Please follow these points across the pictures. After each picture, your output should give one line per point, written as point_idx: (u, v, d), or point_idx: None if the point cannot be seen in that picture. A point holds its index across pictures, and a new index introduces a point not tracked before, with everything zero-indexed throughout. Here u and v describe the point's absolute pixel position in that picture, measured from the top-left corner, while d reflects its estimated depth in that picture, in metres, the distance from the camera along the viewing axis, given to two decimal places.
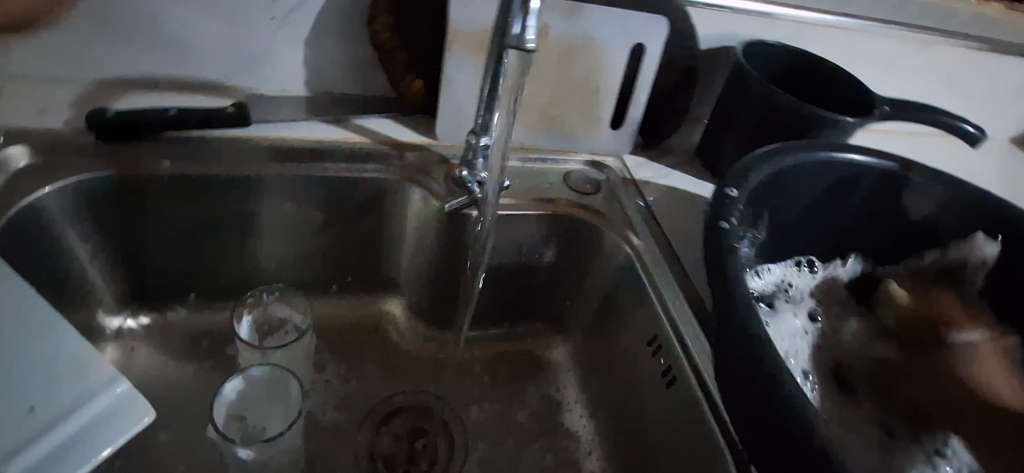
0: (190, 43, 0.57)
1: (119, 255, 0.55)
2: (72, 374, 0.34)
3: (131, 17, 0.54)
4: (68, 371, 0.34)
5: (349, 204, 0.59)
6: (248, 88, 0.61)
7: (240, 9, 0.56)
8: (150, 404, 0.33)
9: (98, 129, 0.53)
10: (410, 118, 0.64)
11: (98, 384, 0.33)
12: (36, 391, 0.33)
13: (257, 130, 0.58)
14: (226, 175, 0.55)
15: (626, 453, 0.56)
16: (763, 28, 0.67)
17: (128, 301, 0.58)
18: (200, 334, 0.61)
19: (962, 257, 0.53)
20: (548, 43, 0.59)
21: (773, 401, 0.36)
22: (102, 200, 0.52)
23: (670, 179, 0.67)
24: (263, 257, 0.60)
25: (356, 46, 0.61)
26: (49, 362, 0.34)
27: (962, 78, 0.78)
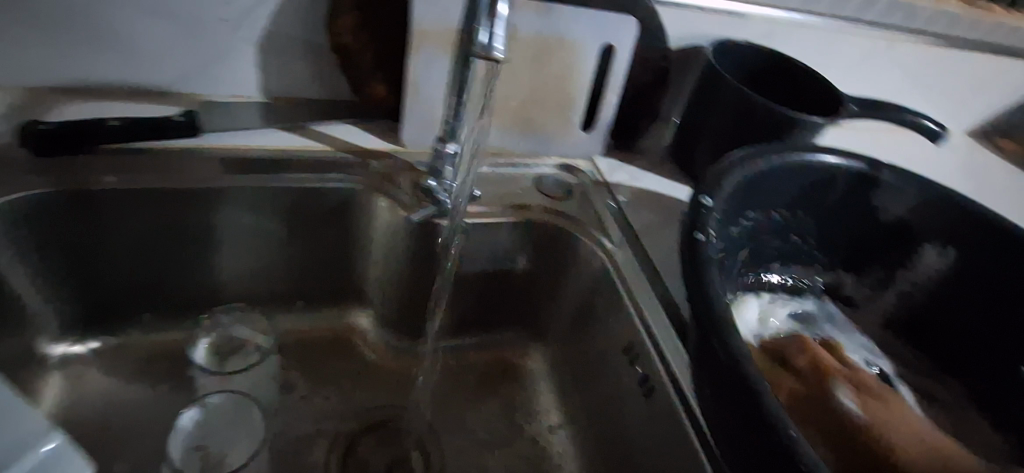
0: (135, 46, 0.53)
1: (59, 276, 0.51)
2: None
3: (67, 16, 0.50)
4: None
5: (313, 214, 0.56)
6: (201, 95, 0.58)
7: (189, 10, 0.52)
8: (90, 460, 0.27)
9: (33, 140, 0.49)
10: (375, 122, 0.61)
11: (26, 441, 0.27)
12: None
13: (210, 138, 0.55)
14: (177, 187, 0.51)
15: (605, 460, 0.55)
16: (734, 26, 0.67)
17: (74, 325, 0.54)
18: (157, 356, 0.57)
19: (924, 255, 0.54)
20: (517, 44, 0.57)
21: (753, 415, 0.35)
22: (40, 216, 0.48)
23: (643, 180, 0.67)
24: (221, 272, 0.57)
25: (316, 49, 0.58)
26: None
27: (925, 75, 0.80)
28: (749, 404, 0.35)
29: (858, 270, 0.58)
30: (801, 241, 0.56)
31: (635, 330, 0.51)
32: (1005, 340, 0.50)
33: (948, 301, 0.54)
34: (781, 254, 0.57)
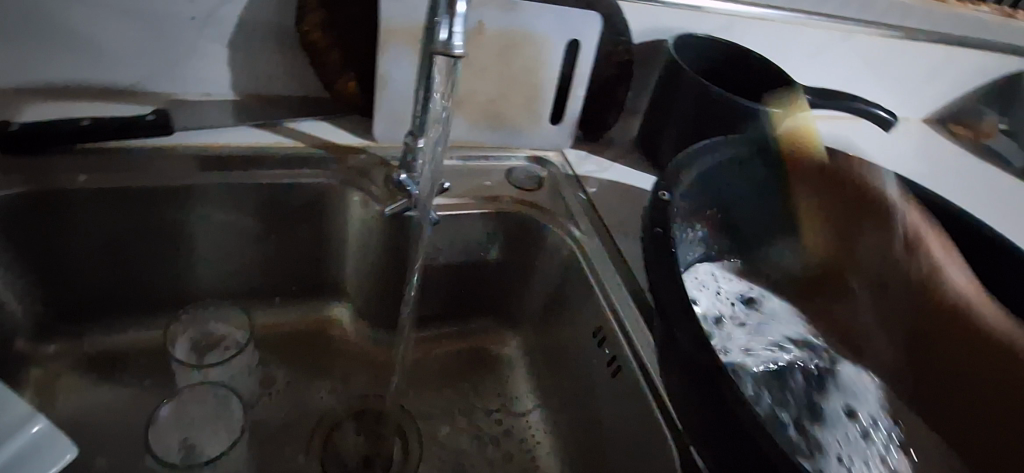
0: (103, 46, 0.54)
1: (34, 276, 0.52)
2: None
3: (33, 16, 0.50)
4: None
5: (287, 209, 0.57)
6: (171, 94, 0.58)
7: (157, 10, 0.53)
8: (70, 441, 0.30)
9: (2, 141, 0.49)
10: (347, 118, 0.62)
11: (13, 420, 0.30)
12: None
13: (182, 137, 0.56)
14: (153, 186, 0.52)
15: (577, 440, 0.57)
16: (695, 20, 0.69)
17: (51, 324, 0.55)
18: (135, 354, 0.58)
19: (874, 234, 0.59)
20: (485, 40, 0.59)
21: (707, 389, 0.38)
22: (10, 218, 0.49)
23: (611, 171, 0.69)
24: (198, 269, 0.57)
25: (287, 47, 0.59)
26: None
27: (880, 64, 0.83)
28: (706, 381, 0.38)
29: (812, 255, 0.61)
30: (760, 228, 0.59)
31: (603, 315, 0.54)
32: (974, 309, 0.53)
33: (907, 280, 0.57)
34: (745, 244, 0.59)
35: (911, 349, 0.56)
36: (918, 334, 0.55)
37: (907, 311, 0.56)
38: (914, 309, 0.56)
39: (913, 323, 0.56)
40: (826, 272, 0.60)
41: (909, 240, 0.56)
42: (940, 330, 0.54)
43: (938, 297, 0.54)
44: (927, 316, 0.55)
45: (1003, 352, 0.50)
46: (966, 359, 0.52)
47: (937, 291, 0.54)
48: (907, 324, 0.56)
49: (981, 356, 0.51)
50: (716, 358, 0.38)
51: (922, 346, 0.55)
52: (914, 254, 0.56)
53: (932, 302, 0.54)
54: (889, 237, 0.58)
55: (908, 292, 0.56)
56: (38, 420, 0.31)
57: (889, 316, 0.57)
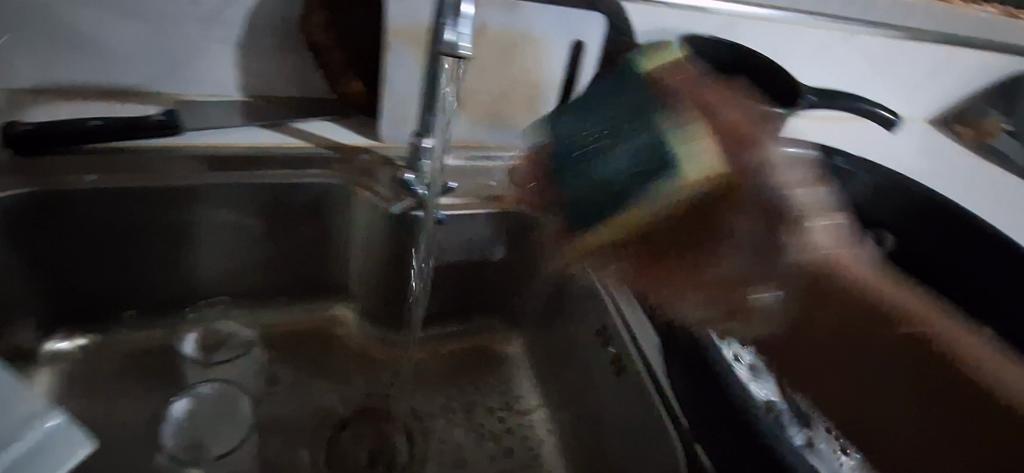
0: (110, 47, 0.54)
1: (42, 275, 0.52)
2: None
3: (41, 16, 0.51)
4: None
5: (293, 208, 0.57)
6: (176, 94, 0.58)
7: (163, 11, 0.53)
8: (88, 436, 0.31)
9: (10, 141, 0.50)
10: (352, 118, 0.63)
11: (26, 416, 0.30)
12: None
13: (191, 137, 0.56)
14: (159, 186, 0.52)
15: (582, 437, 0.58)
16: (696, 20, 0.70)
17: (59, 322, 0.55)
18: (140, 353, 0.58)
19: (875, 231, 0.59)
20: (489, 40, 0.59)
21: None
22: (19, 218, 0.49)
23: None
24: (204, 268, 0.58)
25: (293, 48, 0.59)
26: None
27: (882, 64, 0.83)
28: None
29: None
30: None
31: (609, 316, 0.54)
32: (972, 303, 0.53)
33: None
34: None
35: (851, 351, 0.51)
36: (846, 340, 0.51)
37: (854, 315, 0.52)
38: (863, 317, 0.51)
39: (877, 336, 0.50)
40: (685, 228, 0.47)
41: (775, 213, 0.46)
42: (886, 341, 0.50)
43: (882, 310, 0.51)
44: (887, 338, 0.50)
45: (944, 373, 0.47)
46: (939, 384, 0.47)
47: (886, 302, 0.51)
48: (881, 334, 0.50)
49: (905, 371, 0.48)
50: None
51: (836, 340, 0.52)
52: (804, 232, 0.48)
53: (875, 301, 0.51)
54: (779, 228, 0.46)
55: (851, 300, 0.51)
56: (54, 415, 0.30)
57: (839, 327, 0.52)
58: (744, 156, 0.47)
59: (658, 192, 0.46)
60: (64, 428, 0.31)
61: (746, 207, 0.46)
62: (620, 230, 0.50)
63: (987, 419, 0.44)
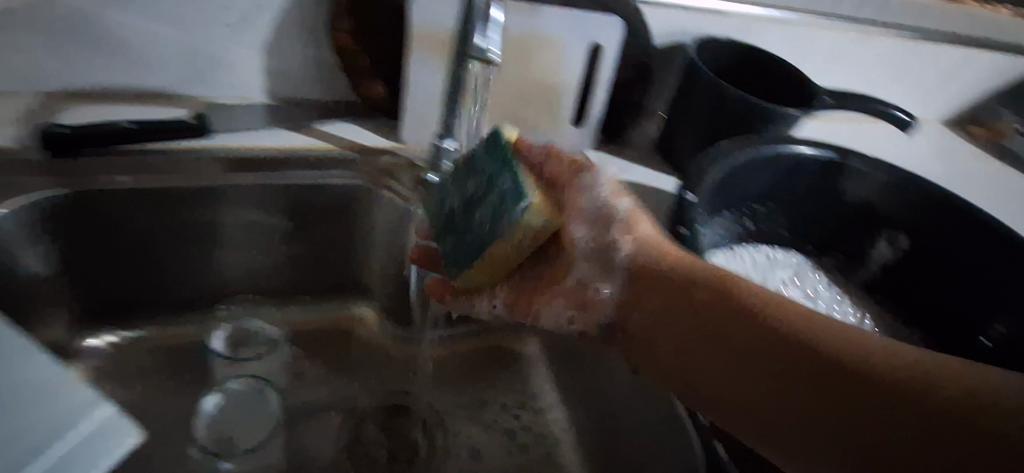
0: (142, 51, 0.56)
1: (76, 272, 0.54)
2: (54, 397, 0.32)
3: (77, 21, 0.52)
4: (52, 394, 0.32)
5: (317, 208, 0.59)
6: (205, 97, 0.60)
7: (195, 16, 0.55)
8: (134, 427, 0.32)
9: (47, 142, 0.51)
10: (374, 121, 0.64)
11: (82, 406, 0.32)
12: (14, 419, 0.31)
13: (219, 139, 0.58)
14: (190, 186, 0.54)
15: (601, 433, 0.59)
16: (713, 23, 0.70)
17: (91, 319, 0.57)
18: (169, 348, 0.59)
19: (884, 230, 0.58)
20: (511, 44, 0.61)
21: None
22: (57, 217, 0.51)
23: (632, 172, 0.70)
24: (231, 266, 0.59)
25: (318, 52, 0.61)
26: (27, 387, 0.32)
27: (897, 65, 0.84)
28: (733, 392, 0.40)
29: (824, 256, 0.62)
30: (779, 229, 0.61)
31: None
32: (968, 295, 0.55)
33: (916, 280, 0.58)
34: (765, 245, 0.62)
35: (725, 353, 0.42)
36: (735, 355, 0.42)
37: (707, 312, 0.43)
38: (694, 304, 0.44)
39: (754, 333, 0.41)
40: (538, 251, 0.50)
41: (602, 219, 0.49)
42: (760, 344, 0.41)
43: (744, 306, 0.42)
44: (732, 326, 0.42)
45: (870, 376, 0.37)
46: (836, 392, 0.37)
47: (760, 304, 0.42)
48: (750, 330, 0.41)
49: (819, 372, 0.38)
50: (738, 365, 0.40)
51: (691, 330, 0.44)
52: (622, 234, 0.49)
53: (710, 293, 0.44)
54: (605, 232, 0.49)
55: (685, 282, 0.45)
56: (106, 406, 0.32)
57: (679, 314, 0.45)
58: (566, 189, 0.51)
59: (517, 219, 0.45)
60: (117, 417, 0.32)
61: (578, 225, 0.49)
62: (497, 267, 0.49)
63: (925, 423, 0.35)
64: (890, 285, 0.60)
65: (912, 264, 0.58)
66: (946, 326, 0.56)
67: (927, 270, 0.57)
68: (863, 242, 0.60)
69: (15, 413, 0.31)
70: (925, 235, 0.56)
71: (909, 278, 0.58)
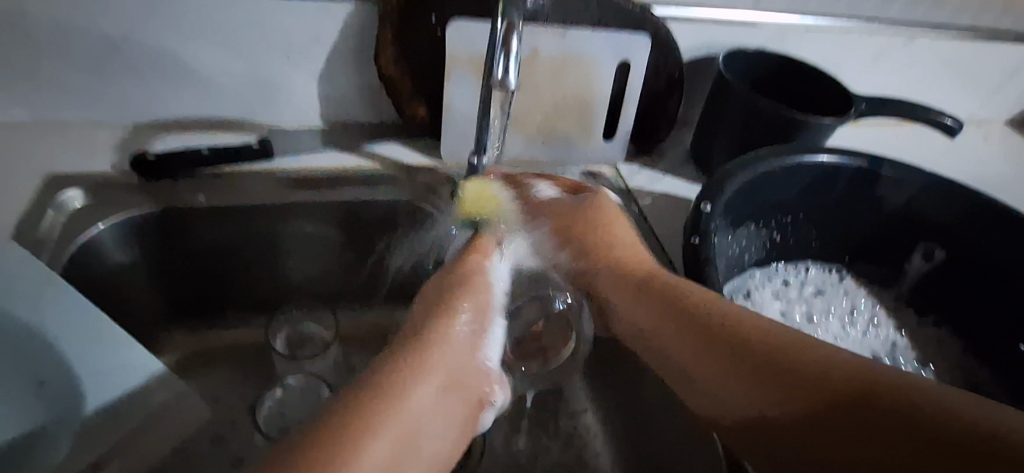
0: (215, 84, 0.63)
1: (161, 279, 0.62)
2: (118, 351, 0.45)
3: (163, 61, 0.60)
4: (116, 348, 0.45)
5: (366, 222, 0.64)
6: (269, 123, 0.67)
7: (259, 52, 0.62)
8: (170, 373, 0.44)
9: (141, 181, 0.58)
10: (418, 140, 0.69)
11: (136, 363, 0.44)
12: (90, 361, 0.44)
13: (279, 161, 0.64)
14: (256, 205, 0.61)
15: (631, 436, 0.62)
16: (746, 34, 0.71)
17: (173, 321, 0.65)
18: (241, 347, 0.67)
19: (919, 243, 0.59)
20: (541, 64, 0.64)
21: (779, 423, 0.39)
22: (148, 233, 0.58)
23: (663, 183, 0.72)
24: (292, 273, 0.66)
25: (367, 79, 0.66)
26: (99, 342, 0.45)
27: (952, 66, 0.80)
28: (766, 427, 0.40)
29: (855, 262, 0.63)
30: (810, 240, 0.62)
31: None
32: (1005, 309, 0.55)
33: (952, 290, 0.59)
34: (796, 252, 0.63)
35: (745, 386, 0.41)
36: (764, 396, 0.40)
37: (700, 338, 0.44)
38: (686, 329, 0.44)
39: (741, 358, 0.42)
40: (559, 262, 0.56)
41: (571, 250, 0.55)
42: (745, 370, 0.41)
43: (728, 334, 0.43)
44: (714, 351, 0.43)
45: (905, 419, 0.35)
46: (891, 435, 0.35)
47: (757, 338, 0.42)
48: (732, 353, 0.42)
49: (850, 422, 0.37)
50: (762, 395, 0.40)
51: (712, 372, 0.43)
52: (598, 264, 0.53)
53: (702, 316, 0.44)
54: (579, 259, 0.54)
55: (665, 301, 0.46)
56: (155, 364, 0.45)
57: (675, 339, 0.45)
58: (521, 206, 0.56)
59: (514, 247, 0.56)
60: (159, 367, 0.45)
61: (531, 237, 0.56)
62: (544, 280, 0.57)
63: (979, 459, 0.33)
64: (925, 295, 0.61)
65: (945, 278, 0.59)
66: (986, 339, 0.57)
67: (956, 286, 0.58)
68: (898, 256, 0.61)
69: (91, 360, 0.44)
70: (960, 246, 0.56)
71: (943, 290, 0.59)
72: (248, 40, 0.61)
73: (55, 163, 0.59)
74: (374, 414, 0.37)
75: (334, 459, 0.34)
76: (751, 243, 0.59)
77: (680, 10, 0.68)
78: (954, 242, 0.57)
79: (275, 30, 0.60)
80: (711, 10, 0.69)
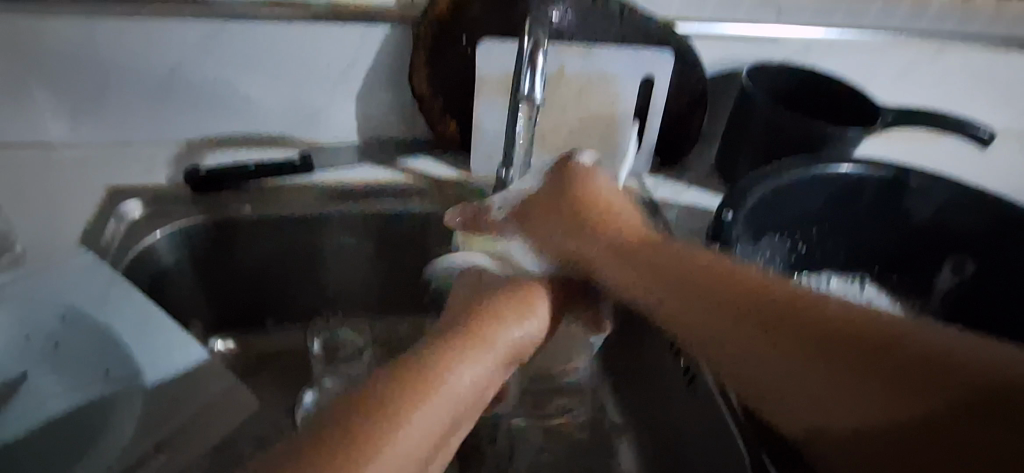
0: (261, 104, 0.67)
1: (207, 285, 0.65)
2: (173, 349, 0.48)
3: (214, 83, 0.65)
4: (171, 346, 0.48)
5: (399, 232, 0.67)
6: (309, 140, 0.71)
7: (303, 74, 0.66)
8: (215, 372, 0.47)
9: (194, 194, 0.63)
10: (449, 155, 0.72)
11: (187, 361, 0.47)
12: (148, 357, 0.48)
13: (319, 176, 0.67)
14: (297, 216, 0.64)
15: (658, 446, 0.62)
16: (769, 49, 0.72)
17: (217, 326, 0.68)
18: (279, 356, 0.69)
19: (950, 255, 0.59)
20: (567, 81, 0.67)
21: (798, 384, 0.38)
22: (198, 241, 0.62)
23: (689, 195, 0.73)
24: (328, 282, 0.69)
25: (400, 97, 0.70)
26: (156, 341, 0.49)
27: (985, 78, 0.80)
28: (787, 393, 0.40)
29: (884, 274, 0.63)
30: (837, 251, 0.62)
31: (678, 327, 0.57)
32: None
33: (984, 300, 0.58)
34: (824, 262, 0.62)
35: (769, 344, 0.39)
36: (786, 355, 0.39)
37: (724, 304, 0.42)
38: (711, 298, 0.42)
39: (764, 322, 0.40)
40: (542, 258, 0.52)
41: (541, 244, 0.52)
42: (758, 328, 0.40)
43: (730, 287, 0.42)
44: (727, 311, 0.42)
45: (925, 372, 0.35)
46: (915, 388, 0.35)
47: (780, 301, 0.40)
48: (753, 316, 0.41)
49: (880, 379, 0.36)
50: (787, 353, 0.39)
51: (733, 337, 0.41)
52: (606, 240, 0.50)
53: (712, 276, 0.43)
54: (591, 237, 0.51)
55: (681, 270, 0.45)
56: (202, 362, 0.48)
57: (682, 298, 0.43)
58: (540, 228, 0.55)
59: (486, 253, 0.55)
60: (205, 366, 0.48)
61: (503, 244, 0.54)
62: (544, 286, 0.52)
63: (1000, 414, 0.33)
64: (955, 305, 0.60)
65: (974, 288, 0.58)
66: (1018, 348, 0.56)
67: (988, 295, 0.58)
68: (928, 270, 0.60)
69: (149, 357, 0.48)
70: (991, 258, 0.57)
71: (974, 301, 0.58)
72: (293, 62, 0.65)
73: (114, 177, 0.64)
74: (410, 405, 0.39)
75: (350, 461, 0.35)
76: (776, 254, 0.59)
77: (703, 27, 0.69)
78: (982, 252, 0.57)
79: (318, 53, 0.65)
80: (734, 27, 0.70)
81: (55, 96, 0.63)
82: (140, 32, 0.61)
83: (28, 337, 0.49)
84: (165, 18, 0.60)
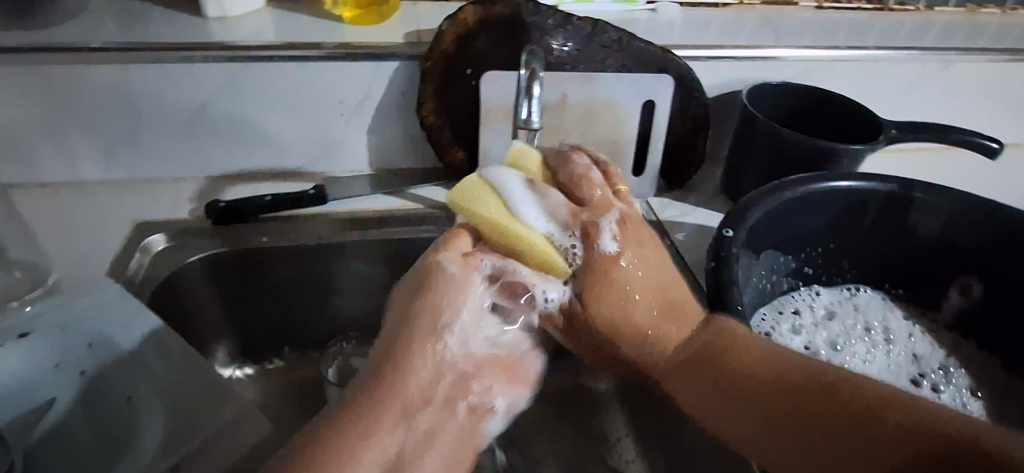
0: (278, 139, 0.71)
1: (228, 312, 0.68)
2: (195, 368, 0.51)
3: (235, 121, 0.69)
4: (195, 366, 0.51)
5: (409, 259, 0.69)
6: (326, 172, 0.74)
7: (319, 111, 0.69)
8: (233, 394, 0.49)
9: (214, 227, 0.66)
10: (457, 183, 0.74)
11: (212, 380, 0.50)
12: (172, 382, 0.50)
13: (331, 206, 0.69)
14: (311, 244, 0.66)
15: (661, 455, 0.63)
16: (770, 70, 0.73)
17: (237, 353, 0.70)
18: (298, 380, 0.71)
19: (958, 278, 0.59)
20: (568, 107, 0.69)
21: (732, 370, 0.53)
22: (219, 270, 0.65)
23: (695, 215, 0.73)
24: (344, 308, 0.72)
25: (410, 129, 0.73)
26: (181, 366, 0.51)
27: (992, 92, 0.80)
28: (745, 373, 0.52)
29: (892, 288, 0.63)
30: (843, 265, 0.62)
31: None
32: None
33: (992, 325, 0.58)
34: (829, 275, 0.63)
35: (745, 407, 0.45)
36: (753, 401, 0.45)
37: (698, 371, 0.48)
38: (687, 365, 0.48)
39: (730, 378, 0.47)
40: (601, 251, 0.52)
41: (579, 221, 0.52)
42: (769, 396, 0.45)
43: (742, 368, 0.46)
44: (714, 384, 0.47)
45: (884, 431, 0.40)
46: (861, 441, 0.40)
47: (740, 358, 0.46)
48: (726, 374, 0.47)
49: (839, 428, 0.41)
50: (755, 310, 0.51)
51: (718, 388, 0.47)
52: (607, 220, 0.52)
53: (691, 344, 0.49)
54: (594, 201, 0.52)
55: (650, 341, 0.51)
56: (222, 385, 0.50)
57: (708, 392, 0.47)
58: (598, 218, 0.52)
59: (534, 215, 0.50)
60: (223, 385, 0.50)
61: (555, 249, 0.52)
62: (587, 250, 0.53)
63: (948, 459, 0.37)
64: (962, 324, 0.60)
65: (978, 311, 0.59)
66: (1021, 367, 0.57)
67: (996, 318, 0.58)
68: (932, 292, 0.61)
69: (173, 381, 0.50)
70: (993, 280, 0.57)
71: (981, 321, 0.59)
72: (306, 98, 0.68)
73: (141, 211, 0.67)
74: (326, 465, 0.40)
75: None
76: (776, 268, 0.60)
77: (703, 51, 0.71)
78: (992, 272, 0.57)
79: (331, 89, 0.68)
80: (734, 50, 0.71)
81: (88, 137, 0.67)
82: (165, 75, 0.64)
83: (57, 364, 0.52)
84: (189, 63, 0.64)
